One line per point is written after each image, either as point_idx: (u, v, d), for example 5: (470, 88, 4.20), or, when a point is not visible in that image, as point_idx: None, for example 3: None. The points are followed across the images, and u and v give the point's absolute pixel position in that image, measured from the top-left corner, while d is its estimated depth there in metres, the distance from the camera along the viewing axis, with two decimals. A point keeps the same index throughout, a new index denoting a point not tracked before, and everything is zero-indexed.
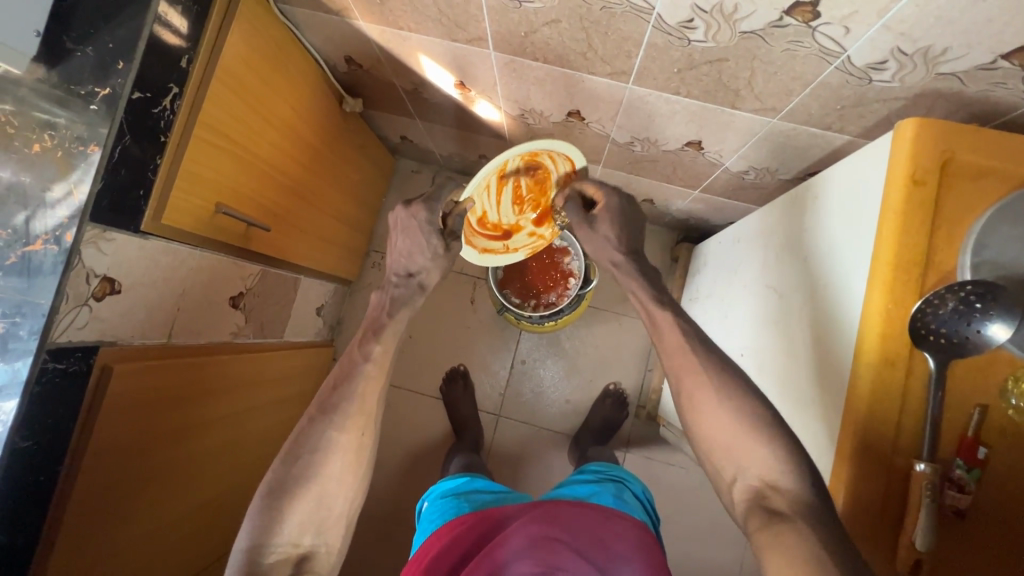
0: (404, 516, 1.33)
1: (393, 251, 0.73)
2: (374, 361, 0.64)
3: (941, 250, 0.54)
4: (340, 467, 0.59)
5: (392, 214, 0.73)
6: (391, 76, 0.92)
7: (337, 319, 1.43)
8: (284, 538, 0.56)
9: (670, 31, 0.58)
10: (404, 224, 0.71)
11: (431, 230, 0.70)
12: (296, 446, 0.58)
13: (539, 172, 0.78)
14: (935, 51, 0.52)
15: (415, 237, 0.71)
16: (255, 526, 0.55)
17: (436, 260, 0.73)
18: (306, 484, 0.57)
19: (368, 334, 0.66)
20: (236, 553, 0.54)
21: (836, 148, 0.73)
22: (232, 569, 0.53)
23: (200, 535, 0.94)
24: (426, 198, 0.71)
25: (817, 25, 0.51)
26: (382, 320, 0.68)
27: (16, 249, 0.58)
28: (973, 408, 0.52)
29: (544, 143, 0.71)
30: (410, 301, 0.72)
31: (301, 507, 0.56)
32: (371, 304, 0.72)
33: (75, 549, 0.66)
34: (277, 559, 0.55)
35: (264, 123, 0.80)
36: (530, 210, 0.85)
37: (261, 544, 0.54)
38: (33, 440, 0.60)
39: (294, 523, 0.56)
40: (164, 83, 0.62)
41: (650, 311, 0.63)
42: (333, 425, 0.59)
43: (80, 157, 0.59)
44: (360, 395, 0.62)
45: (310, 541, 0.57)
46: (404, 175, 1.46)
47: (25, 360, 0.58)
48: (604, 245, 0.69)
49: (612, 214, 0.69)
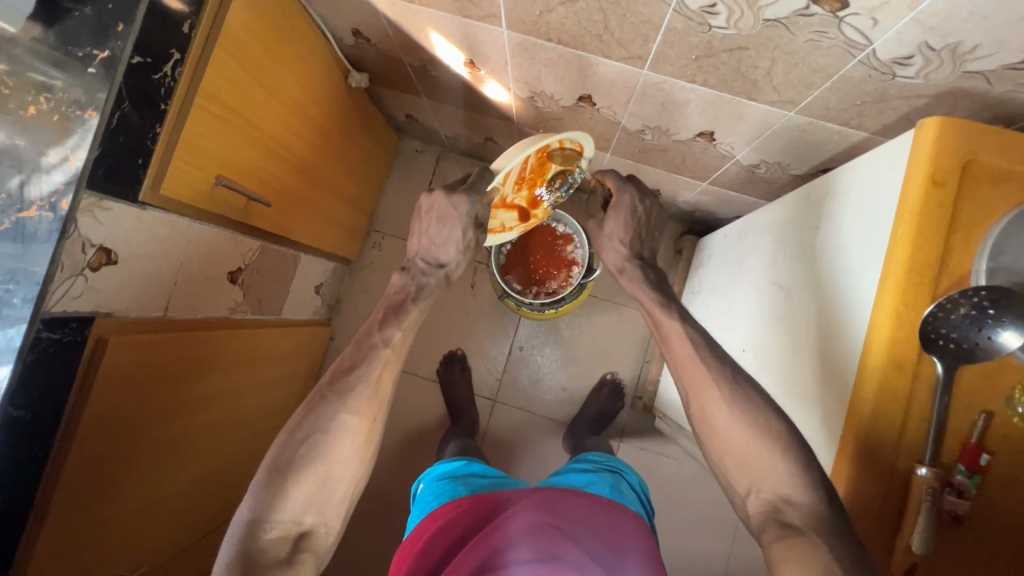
0: (398, 495, 1.34)
1: (424, 235, 0.73)
2: (393, 346, 0.65)
3: (957, 252, 0.53)
4: (347, 451, 0.58)
5: (425, 198, 0.72)
6: (398, 51, 0.89)
7: (336, 298, 1.42)
8: (286, 514, 0.55)
9: (691, 15, 0.56)
10: (442, 210, 0.71)
11: (466, 220, 0.71)
12: (304, 426, 0.58)
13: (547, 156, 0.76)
14: (964, 48, 0.50)
15: (450, 227, 0.71)
16: (255, 501, 0.55)
17: (464, 253, 0.74)
18: (314, 463, 0.57)
19: (389, 317, 0.67)
20: (235, 525, 0.54)
21: (853, 145, 0.71)
22: (230, 542, 0.53)
23: (193, 510, 0.95)
24: (468, 187, 0.70)
25: (845, 15, 0.50)
26: (406, 304, 0.69)
27: (10, 215, 0.56)
28: (978, 415, 0.52)
29: (572, 136, 0.72)
30: (434, 291, 0.73)
31: (305, 485, 0.56)
32: (392, 286, 0.72)
33: (67, 521, 0.66)
34: (275, 536, 0.54)
35: (268, 95, 0.78)
36: (528, 187, 0.82)
37: (262, 519, 0.54)
38: (27, 409, 0.59)
39: (298, 499, 0.56)
40: (166, 49, 0.60)
41: (658, 321, 0.67)
42: (344, 408, 0.59)
43: (77, 122, 0.57)
44: (375, 381, 0.62)
45: (311, 520, 0.56)
46: (408, 154, 1.43)
47: (18, 329, 0.57)
48: (614, 244, 0.78)
49: (623, 218, 0.76)
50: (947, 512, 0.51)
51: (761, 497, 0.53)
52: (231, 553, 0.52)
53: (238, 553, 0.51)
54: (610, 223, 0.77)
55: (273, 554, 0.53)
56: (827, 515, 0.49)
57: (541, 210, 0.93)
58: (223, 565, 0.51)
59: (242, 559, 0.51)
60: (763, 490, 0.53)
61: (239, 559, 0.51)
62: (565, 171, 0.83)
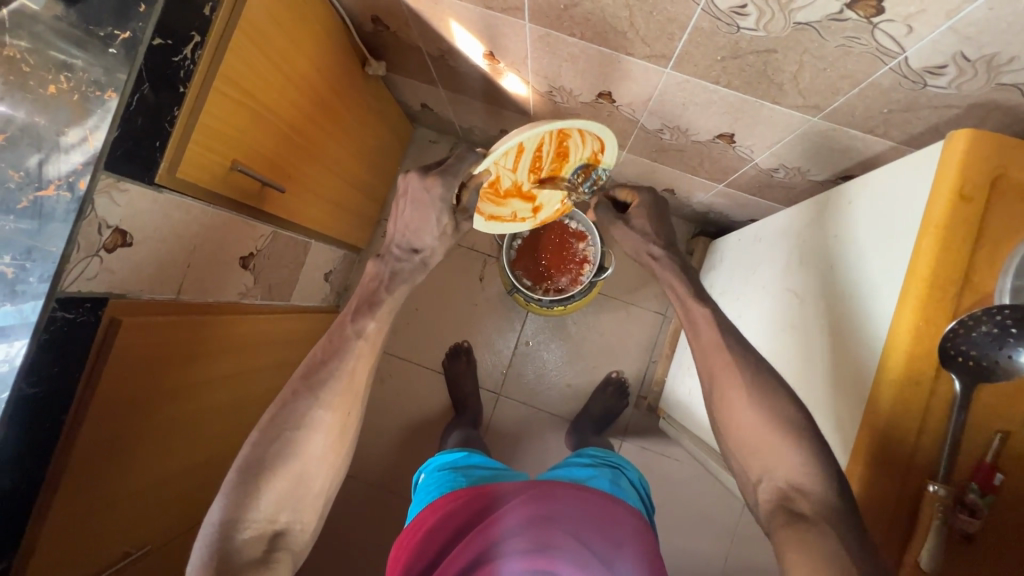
0: (399, 485, 1.35)
1: (398, 220, 0.69)
2: (366, 337, 0.64)
3: (982, 269, 0.52)
4: (322, 447, 0.60)
5: (403, 179, 0.68)
6: (417, 40, 0.88)
7: (345, 285, 1.42)
8: (259, 514, 0.56)
9: (720, 16, 0.55)
10: (415, 194, 0.67)
11: (441, 206, 0.67)
12: (276, 423, 0.59)
13: (564, 145, 0.71)
14: (1001, 60, 0.49)
15: (424, 213, 0.67)
16: (228, 502, 0.55)
17: (442, 239, 0.70)
18: (285, 462, 0.58)
19: (361, 309, 0.65)
20: (208, 525, 0.55)
21: (877, 154, 0.70)
22: (203, 543, 0.54)
23: (199, 492, 0.96)
24: (444, 173, 0.66)
25: (879, 21, 0.49)
26: (379, 294, 0.67)
27: (28, 193, 0.57)
28: (994, 433, 0.51)
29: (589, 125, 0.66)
30: (410, 277, 0.70)
31: (277, 485, 0.57)
32: (366, 274, 0.69)
33: (75, 498, 0.67)
34: (250, 536, 0.55)
35: (285, 79, 0.77)
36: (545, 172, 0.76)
37: (236, 520, 0.55)
38: (39, 387, 0.59)
39: (270, 499, 0.57)
40: (186, 31, 0.59)
41: None
42: (319, 403, 0.60)
43: (97, 102, 0.57)
44: (349, 371, 0.62)
45: (285, 519, 0.57)
46: (422, 143, 1.43)
47: (34, 305, 0.58)
48: (639, 240, 0.76)
49: (647, 211, 0.77)
50: (958, 530, 0.51)
51: (773, 483, 0.54)
52: (204, 554, 0.53)
53: (213, 554, 0.53)
54: (637, 218, 0.76)
55: (249, 553, 0.54)
56: (845, 505, 0.50)
57: (561, 206, 0.87)
58: (198, 566, 0.53)
59: (217, 559, 0.52)
60: (770, 483, 0.54)
61: (214, 560, 0.52)
62: (587, 166, 0.78)
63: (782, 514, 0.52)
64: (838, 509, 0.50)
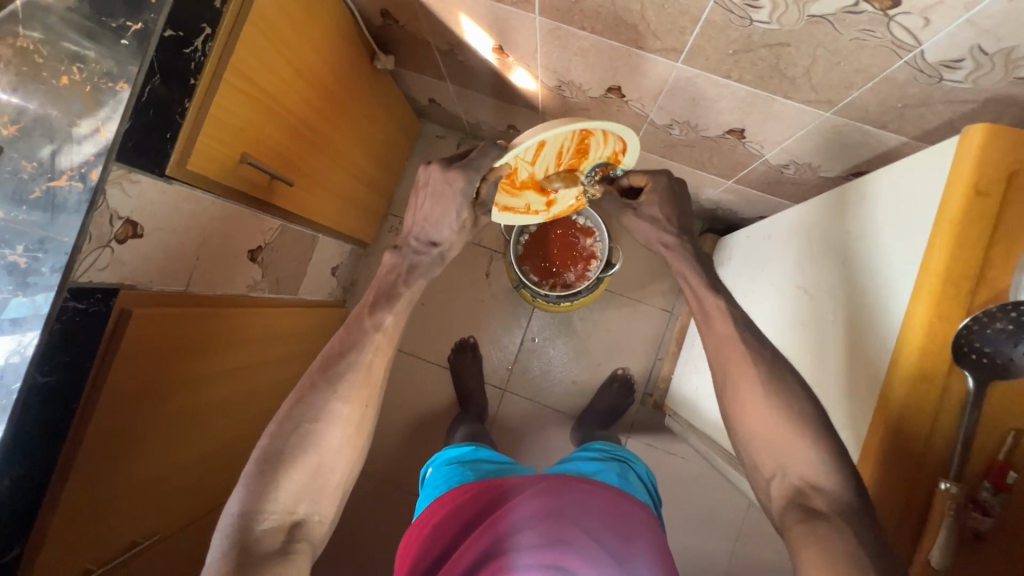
0: (405, 479, 1.36)
1: (418, 213, 0.70)
2: (384, 331, 0.64)
3: (996, 265, 0.52)
4: (339, 441, 0.60)
5: (425, 172, 0.68)
6: (426, 35, 0.88)
7: (352, 279, 1.43)
8: (278, 505, 0.56)
9: (733, 8, 0.54)
10: (435, 187, 0.66)
11: (462, 200, 0.66)
12: (295, 415, 0.59)
13: (586, 149, 0.68)
14: (1019, 53, 0.48)
15: (445, 206, 0.67)
16: (247, 494, 0.56)
17: (460, 232, 0.70)
18: (304, 455, 0.58)
19: (380, 302, 0.65)
20: (227, 517, 0.55)
21: (890, 149, 0.69)
22: (223, 534, 0.54)
23: (206, 483, 0.96)
24: (466, 165, 0.64)
25: (895, 14, 0.48)
26: (397, 288, 0.68)
27: (41, 183, 0.58)
28: (1008, 431, 0.51)
29: (615, 129, 0.64)
30: (427, 270, 0.71)
31: (296, 476, 0.57)
32: (384, 263, 0.71)
33: (84, 488, 0.67)
34: (269, 527, 0.55)
35: (294, 73, 0.77)
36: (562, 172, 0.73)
37: (255, 510, 0.55)
38: (52, 376, 0.60)
39: (289, 490, 0.57)
40: (198, 23, 0.60)
41: None
42: (337, 397, 0.60)
43: (109, 94, 0.57)
44: (366, 366, 0.62)
45: (304, 510, 0.57)
46: (429, 139, 1.43)
47: (47, 296, 0.58)
48: (652, 227, 0.74)
49: (660, 198, 0.72)
50: (968, 527, 0.51)
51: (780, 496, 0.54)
52: (224, 544, 0.53)
53: (232, 545, 0.53)
54: (648, 204, 0.73)
55: (268, 544, 0.54)
56: (856, 498, 0.50)
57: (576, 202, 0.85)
58: (217, 560, 0.52)
59: (236, 550, 0.52)
60: (779, 480, 0.54)
61: (234, 551, 0.52)
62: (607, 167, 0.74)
63: (795, 510, 0.52)
64: (851, 504, 0.50)
